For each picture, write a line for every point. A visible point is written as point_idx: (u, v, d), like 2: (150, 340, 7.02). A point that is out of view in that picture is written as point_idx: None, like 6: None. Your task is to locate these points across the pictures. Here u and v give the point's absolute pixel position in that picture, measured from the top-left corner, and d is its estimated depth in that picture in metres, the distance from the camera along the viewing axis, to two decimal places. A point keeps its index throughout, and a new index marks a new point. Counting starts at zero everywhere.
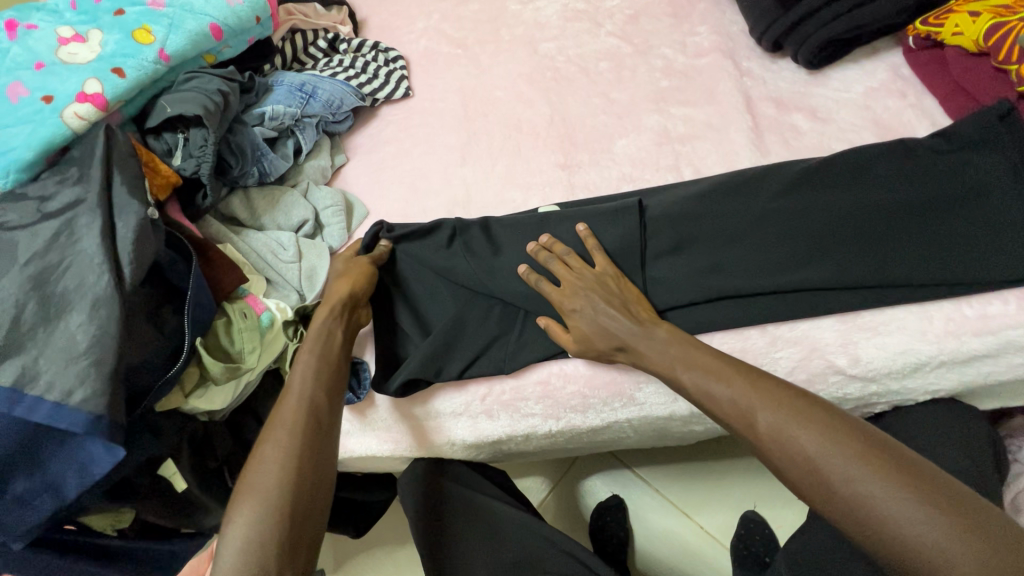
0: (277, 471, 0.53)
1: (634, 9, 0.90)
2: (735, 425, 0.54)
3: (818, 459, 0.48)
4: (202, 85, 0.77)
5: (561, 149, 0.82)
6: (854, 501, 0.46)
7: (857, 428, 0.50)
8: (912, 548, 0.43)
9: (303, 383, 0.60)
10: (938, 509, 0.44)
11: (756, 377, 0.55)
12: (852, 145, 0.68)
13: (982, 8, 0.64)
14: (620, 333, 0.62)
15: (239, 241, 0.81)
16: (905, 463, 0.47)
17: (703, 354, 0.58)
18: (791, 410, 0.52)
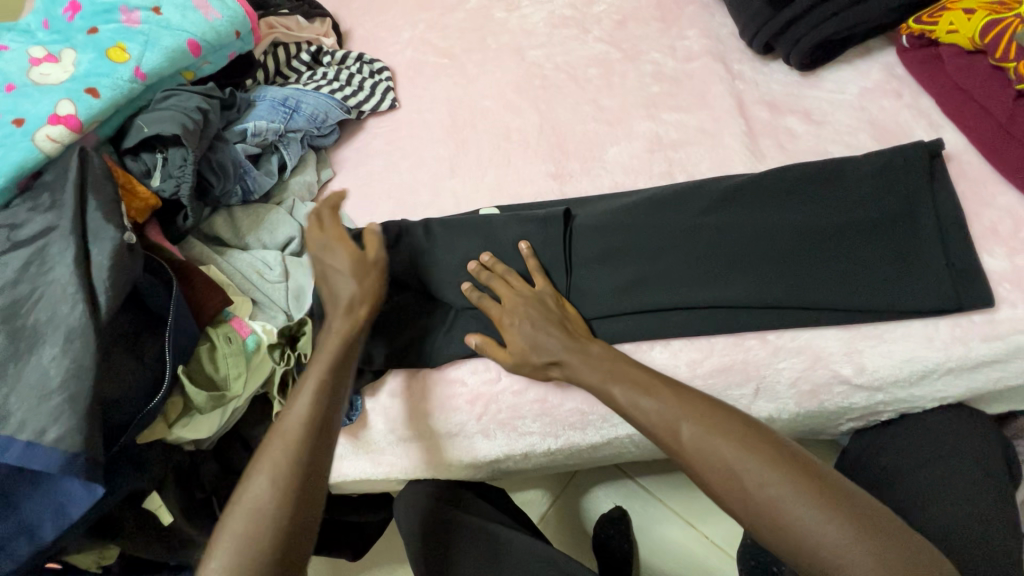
0: (267, 500, 0.52)
1: (622, 13, 0.89)
2: (659, 436, 0.54)
3: (734, 467, 0.50)
4: (181, 103, 0.75)
5: (551, 159, 0.80)
6: (763, 506, 0.48)
7: (771, 437, 0.52)
8: (815, 551, 0.46)
9: (308, 398, 0.57)
10: (843, 517, 0.46)
11: (681, 390, 0.56)
12: (849, 148, 0.66)
13: (977, 4, 0.62)
14: (555, 351, 0.62)
15: (222, 262, 0.79)
16: (816, 473, 0.49)
17: (634, 368, 0.59)
18: (712, 421, 0.53)
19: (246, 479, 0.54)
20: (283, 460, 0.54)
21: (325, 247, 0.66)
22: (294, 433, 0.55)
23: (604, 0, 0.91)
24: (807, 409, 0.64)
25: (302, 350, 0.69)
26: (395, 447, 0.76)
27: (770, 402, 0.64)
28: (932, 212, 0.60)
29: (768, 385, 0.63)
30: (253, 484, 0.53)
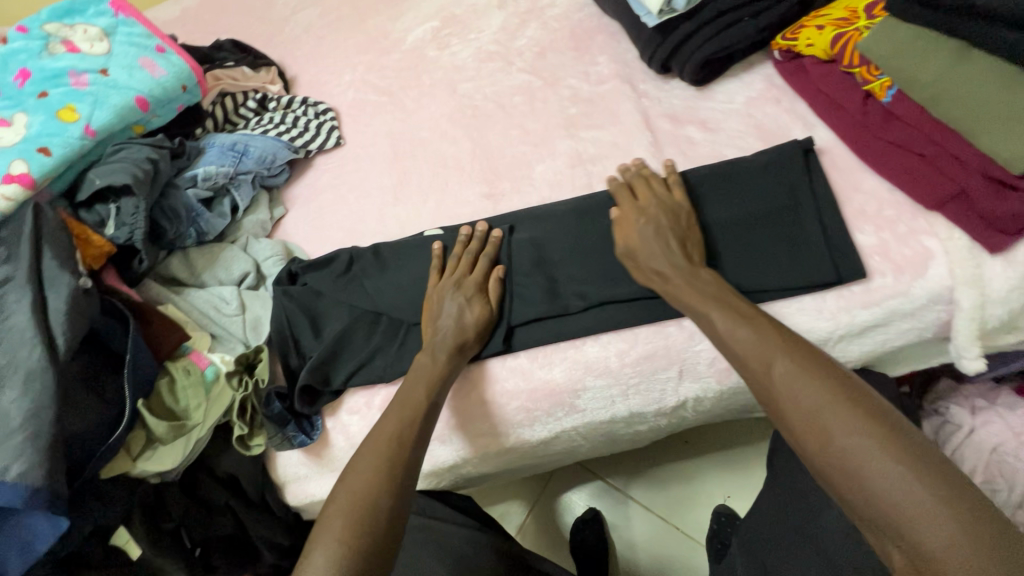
0: (372, 491, 0.59)
1: (540, 45, 0.98)
2: (751, 368, 0.57)
3: (821, 409, 0.52)
4: (131, 155, 0.80)
5: (485, 181, 0.87)
6: (838, 452, 0.50)
7: (865, 392, 0.53)
8: (884, 503, 0.47)
9: (413, 409, 0.66)
10: (922, 476, 0.46)
11: (789, 335, 0.58)
12: (739, 150, 0.75)
13: (826, 22, 0.71)
14: (664, 258, 0.66)
15: (180, 300, 0.83)
16: (903, 430, 0.49)
17: (740, 303, 0.61)
18: (803, 365, 0.55)
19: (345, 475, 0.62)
20: (390, 464, 0.61)
21: (460, 285, 0.73)
22: (399, 439, 0.64)
23: (524, 34, 1.00)
24: (727, 386, 0.71)
25: (260, 377, 0.75)
26: None
27: (693, 382, 0.71)
28: (814, 199, 0.67)
29: (690, 366, 0.70)
30: (359, 482, 0.60)
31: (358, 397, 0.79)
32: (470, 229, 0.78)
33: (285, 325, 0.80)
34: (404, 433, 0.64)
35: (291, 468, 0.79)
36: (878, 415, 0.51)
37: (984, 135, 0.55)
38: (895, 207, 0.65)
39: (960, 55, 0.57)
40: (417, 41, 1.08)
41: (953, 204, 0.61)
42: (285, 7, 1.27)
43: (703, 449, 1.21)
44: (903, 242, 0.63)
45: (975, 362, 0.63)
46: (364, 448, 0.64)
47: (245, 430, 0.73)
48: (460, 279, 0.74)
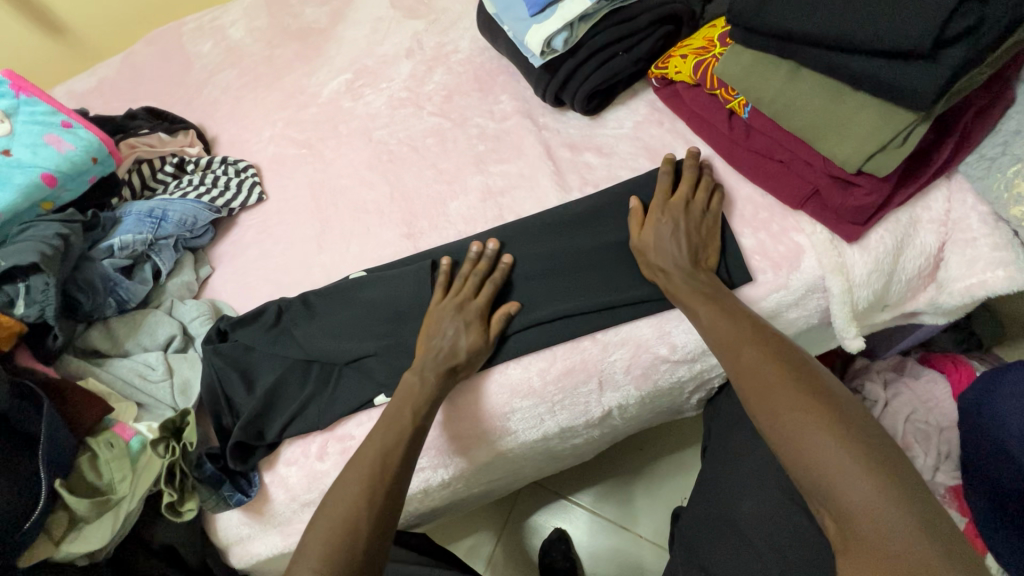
0: (354, 520, 0.60)
1: (448, 89, 1.03)
2: (722, 351, 0.61)
3: (774, 389, 0.54)
4: (38, 233, 0.79)
5: (404, 221, 0.91)
6: (784, 428, 0.52)
7: (821, 377, 0.55)
8: (821, 474, 0.49)
9: (398, 431, 0.66)
10: (859, 452, 0.48)
11: (760, 325, 0.61)
12: (631, 171, 0.81)
13: (688, 51, 0.79)
14: (672, 259, 0.67)
15: (102, 372, 0.82)
16: (851, 414, 0.51)
17: (725, 296, 0.64)
18: (765, 349, 0.58)
19: (329, 498, 0.63)
20: (376, 488, 0.62)
21: (462, 308, 0.73)
22: (384, 460, 0.64)
23: (432, 80, 1.06)
24: (647, 390, 0.76)
25: (187, 440, 0.73)
26: (301, 513, 0.79)
27: (615, 391, 0.75)
28: None
29: (608, 376, 0.74)
30: (339, 506, 0.61)
31: (294, 448, 0.79)
32: (484, 248, 0.78)
33: (215, 385, 0.80)
34: (389, 458, 0.65)
35: (233, 529, 0.79)
36: (828, 397, 0.53)
37: (821, 142, 0.62)
38: (769, 210, 0.71)
39: (793, 74, 0.65)
40: (332, 93, 1.12)
41: (812, 202, 0.68)
42: (201, 70, 1.29)
43: (657, 455, 1.25)
44: (777, 241, 0.69)
45: (855, 341, 0.69)
46: (348, 470, 0.65)
47: (175, 496, 0.71)
48: (461, 301, 0.74)
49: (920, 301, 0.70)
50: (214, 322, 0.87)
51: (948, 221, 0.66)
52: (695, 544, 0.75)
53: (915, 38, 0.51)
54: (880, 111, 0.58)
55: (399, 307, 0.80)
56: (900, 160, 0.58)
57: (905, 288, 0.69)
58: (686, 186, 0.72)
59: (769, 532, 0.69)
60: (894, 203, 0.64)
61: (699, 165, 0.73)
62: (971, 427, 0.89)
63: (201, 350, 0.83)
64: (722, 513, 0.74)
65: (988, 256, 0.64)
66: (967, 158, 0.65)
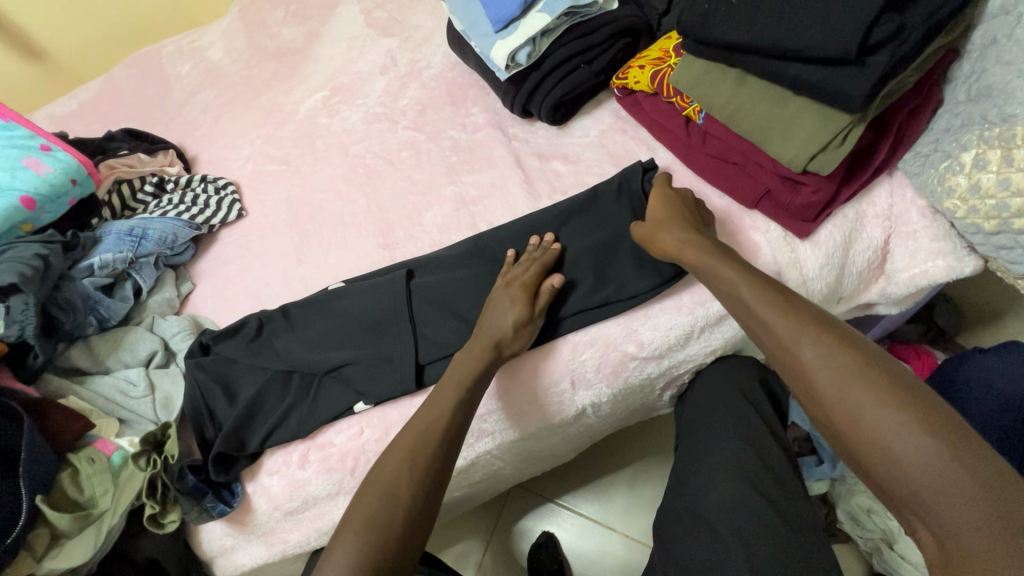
0: (397, 491, 0.60)
1: (421, 104, 1.06)
2: (778, 345, 0.56)
3: (850, 391, 0.50)
4: (18, 254, 0.81)
5: (380, 232, 0.93)
6: (871, 434, 0.48)
7: (894, 367, 0.51)
8: (921, 486, 0.45)
9: (442, 404, 0.67)
10: (960, 457, 0.44)
11: (815, 312, 0.56)
12: (597, 177, 0.84)
13: (646, 62, 0.83)
14: (675, 229, 0.69)
15: (84, 390, 0.83)
16: (940, 413, 0.47)
17: (764, 283, 0.59)
18: (832, 342, 0.53)
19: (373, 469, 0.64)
20: (425, 469, 0.62)
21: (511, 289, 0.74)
22: (424, 437, 0.64)
23: (406, 95, 1.09)
24: (618, 388, 0.78)
25: (169, 452, 0.75)
26: (284, 522, 0.80)
27: (587, 390, 0.77)
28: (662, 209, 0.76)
29: (580, 376, 0.76)
30: (383, 488, 0.61)
31: (275, 458, 0.80)
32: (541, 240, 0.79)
33: (197, 400, 0.81)
34: (431, 429, 0.65)
35: (217, 541, 0.80)
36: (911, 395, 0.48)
37: (767, 145, 0.66)
38: (726, 210, 0.75)
39: (739, 81, 0.68)
40: (309, 111, 1.15)
41: (765, 202, 0.72)
42: (181, 91, 1.31)
43: (640, 454, 1.27)
44: (734, 239, 0.73)
45: None
46: (394, 452, 0.64)
47: (157, 508, 0.72)
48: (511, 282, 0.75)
49: (872, 293, 0.73)
50: (196, 338, 0.88)
51: (891, 216, 0.70)
52: (668, 537, 0.78)
53: (843, 45, 0.55)
54: (820, 113, 0.62)
55: (376, 316, 0.82)
56: (841, 159, 0.62)
57: (857, 281, 0.72)
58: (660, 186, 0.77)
59: (737, 522, 0.72)
60: (841, 199, 0.68)
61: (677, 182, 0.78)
62: None
63: (184, 364, 0.84)
64: (692, 506, 0.77)
65: (929, 247, 0.67)
66: (905, 156, 0.69)
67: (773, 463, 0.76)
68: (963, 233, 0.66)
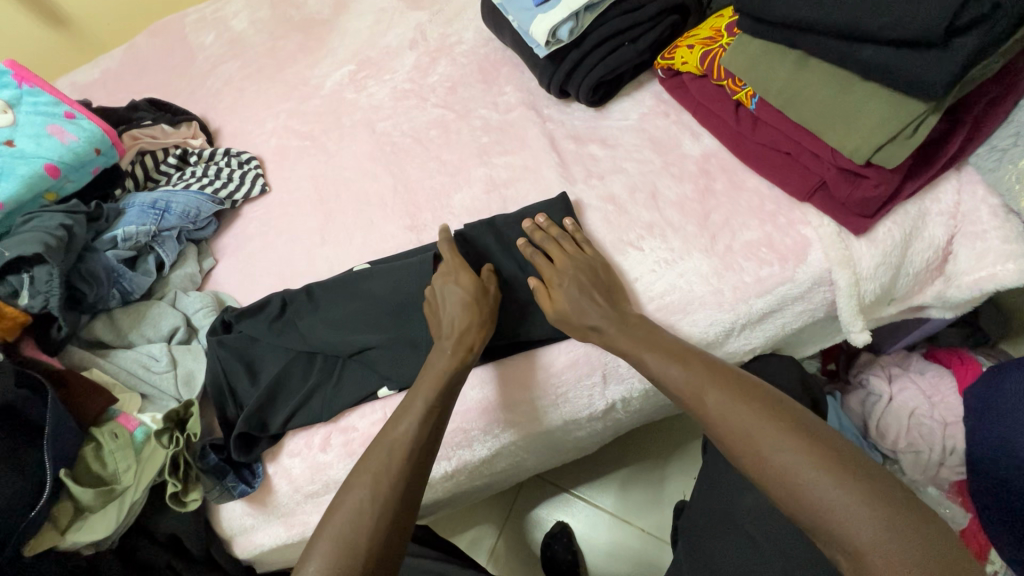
0: (364, 511, 0.59)
1: (451, 81, 1.02)
2: (686, 401, 0.60)
3: (754, 435, 0.54)
4: (42, 223, 0.79)
5: (407, 213, 0.91)
6: (778, 472, 0.52)
7: (784, 405, 0.56)
8: (827, 517, 0.48)
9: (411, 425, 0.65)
10: (849, 484, 0.49)
11: (710, 363, 0.61)
12: (636, 162, 0.80)
13: (694, 41, 0.79)
14: (595, 314, 0.67)
15: (106, 363, 0.82)
16: (832, 446, 0.52)
17: (666, 339, 0.64)
18: (730, 391, 0.58)
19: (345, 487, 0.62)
20: (368, 488, 0.61)
21: (445, 272, 0.74)
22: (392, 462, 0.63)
23: (436, 72, 1.05)
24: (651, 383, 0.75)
25: (191, 430, 0.75)
26: (305, 504, 0.79)
27: (618, 384, 0.75)
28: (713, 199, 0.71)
29: (611, 370, 0.74)
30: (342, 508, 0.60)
31: (298, 439, 0.79)
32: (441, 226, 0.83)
33: (220, 379, 0.80)
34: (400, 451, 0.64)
35: (237, 520, 0.79)
36: (804, 431, 0.53)
37: (828, 134, 0.62)
38: (775, 202, 0.71)
39: (800, 63, 0.64)
40: (335, 85, 1.11)
41: (819, 194, 0.68)
42: (204, 61, 1.28)
43: (660, 449, 1.25)
44: (784, 233, 0.69)
45: (862, 334, 0.68)
46: (361, 467, 0.63)
47: (179, 487, 0.72)
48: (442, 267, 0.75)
49: (927, 295, 0.70)
50: (219, 313, 0.87)
51: (957, 214, 0.65)
52: (698, 538, 0.76)
53: (927, 26, 0.50)
54: (891, 101, 0.57)
55: (401, 299, 0.80)
56: (910, 151, 0.57)
57: (913, 282, 0.68)
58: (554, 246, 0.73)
59: (773, 528, 0.69)
60: (903, 194, 0.63)
61: (547, 231, 0.75)
62: (978, 424, 0.89)
63: (206, 342, 0.83)
64: (721, 508, 0.75)
65: (998, 249, 0.63)
66: (978, 150, 0.64)
67: None
68: None
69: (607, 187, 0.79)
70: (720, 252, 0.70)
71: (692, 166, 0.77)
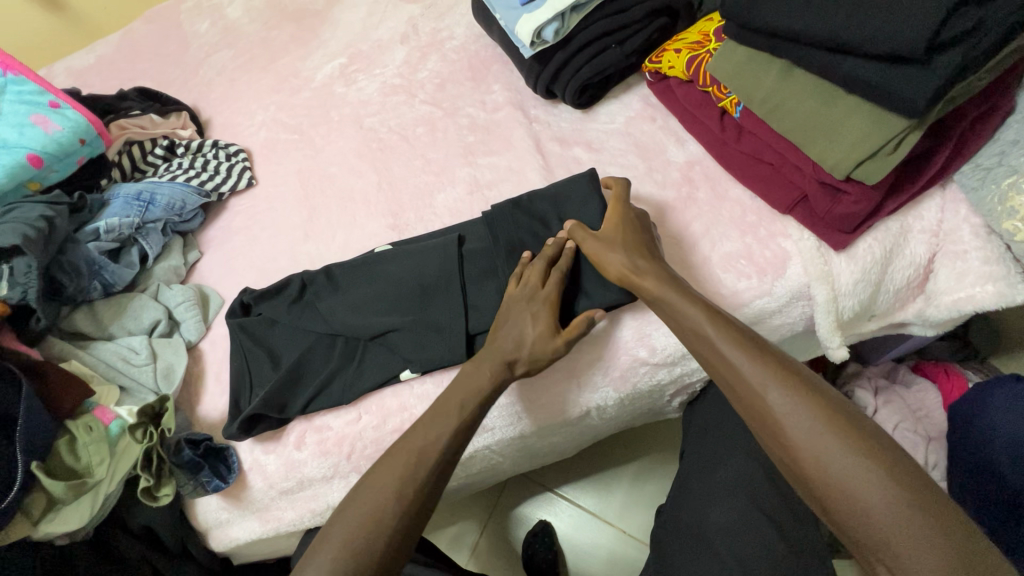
0: (383, 510, 0.59)
1: (440, 77, 1.01)
2: (744, 391, 0.56)
3: (818, 438, 0.51)
4: (23, 214, 0.79)
5: (390, 212, 0.90)
6: (837, 480, 0.49)
7: (853, 412, 0.53)
8: (883, 534, 0.47)
9: (440, 428, 0.64)
10: (911, 504, 0.47)
11: (778, 355, 0.57)
12: (620, 168, 0.79)
13: (682, 45, 0.77)
14: (623, 257, 0.66)
15: (86, 355, 0.82)
16: (899, 461, 0.49)
17: (730, 323, 0.59)
18: (795, 387, 0.54)
19: (365, 480, 0.63)
20: (388, 484, 0.60)
21: (531, 302, 0.69)
22: (418, 463, 0.62)
23: (426, 67, 1.04)
24: (626, 392, 0.75)
25: (166, 425, 0.75)
26: (279, 501, 0.80)
27: (593, 392, 0.74)
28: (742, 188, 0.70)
29: (586, 377, 0.74)
30: (376, 498, 0.60)
31: (273, 437, 0.79)
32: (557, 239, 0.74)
33: (246, 359, 0.82)
34: (426, 453, 0.63)
35: (212, 513, 0.80)
36: (871, 441, 0.50)
37: (808, 147, 0.61)
38: (756, 213, 0.70)
39: (785, 73, 0.62)
40: (325, 78, 1.10)
41: (800, 208, 0.67)
42: (197, 49, 1.27)
43: (644, 452, 1.25)
44: (763, 246, 0.68)
45: (839, 350, 0.68)
46: (385, 460, 0.63)
47: (151, 482, 0.71)
48: (533, 294, 0.70)
49: (908, 312, 0.68)
50: (239, 293, 0.88)
51: (939, 231, 0.64)
52: (667, 548, 0.76)
53: (908, 40, 0.49)
54: (873, 116, 0.56)
55: (421, 282, 0.78)
56: (891, 168, 0.56)
57: (894, 299, 0.67)
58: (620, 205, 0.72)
59: (737, 541, 0.70)
60: (885, 210, 0.62)
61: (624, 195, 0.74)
62: (958, 441, 0.88)
63: (226, 323, 0.84)
64: (691, 521, 0.74)
65: (978, 270, 0.62)
66: (962, 167, 0.63)
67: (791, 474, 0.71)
68: (1019, 256, 0.60)
69: None
70: (698, 263, 0.69)
71: (675, 174, 0.76)
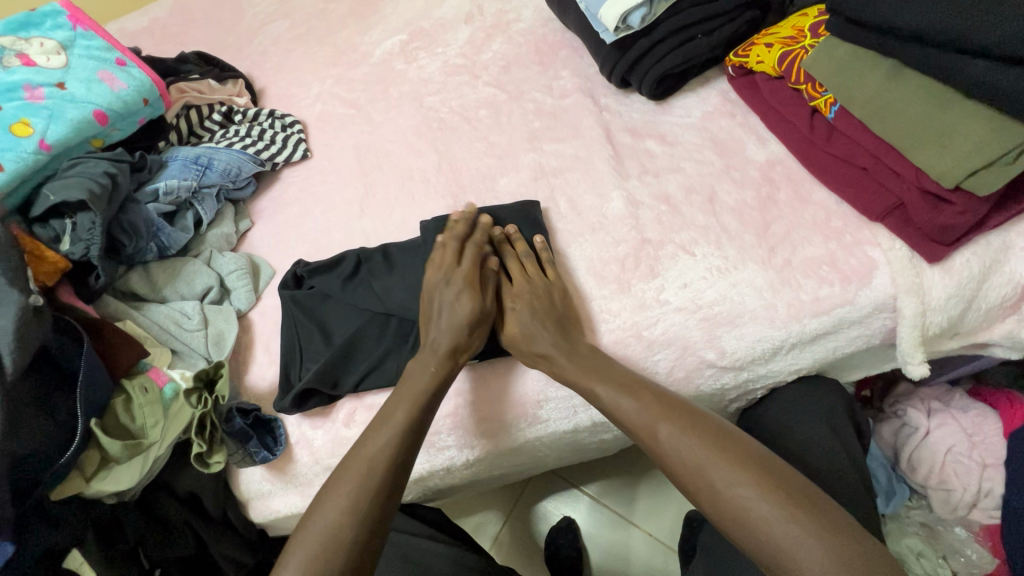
0: (346, 512, 0.58)
1: (505, 60, 0.99)
2: (639, 436, 0.60)
3: (703, 466, 0.55)
4: (87, 170, 0.79)
5: (449, 193, 0.88)
6: (727, 504, 0.53)
7: (735, 438, 0.57)
8: (776, 549, 0.50)
9: (394, 422, 0.64)
10: (791, 512, 0.50)
11: (661, 395, 0.61)
12: (696, 163, 0.76)
13: (774, 40, 0.74)
14: (546, 340, 0.66)
15: (139, 316, 0.81)
16: (779, 475, 0.53)
17: (616, 369, 0.64)
18: (678, 422, 0.58)
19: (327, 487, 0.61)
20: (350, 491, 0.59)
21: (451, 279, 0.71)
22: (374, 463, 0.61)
23: (490, 49, 1.02)
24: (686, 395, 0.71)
25: (220, 393, 0.74)
26: (323, 476, 0.79)
27: None
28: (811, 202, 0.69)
29: None
30: (342, 500, 0.59)
31: (322, 412, 0.78)
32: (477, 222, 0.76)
33: (297, 334, 0.80)
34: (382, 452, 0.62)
35: (255, 484, 0.79)
36: (752, 462, 0.54)
37: (914, 153, 0.59)
38: (842, 219, 0.67)
39: (894, 73, 0.61)
40: (385, 54, 1.08)
41: (894, 216, 0.64)
42: (254, 18, 1.26)
43: None
44: (849, 253, 0.65)
45: (919, 367, 0.65)
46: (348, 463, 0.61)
47: (204, 448, 0.71)
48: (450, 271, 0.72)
49: (994, 333, 0.66)
50: (291, 265, 0.86)
51: None
52: (718, 557, 0.73)
53: None
54: (992, 124, 0.54)
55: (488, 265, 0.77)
56: (1006, 179, 0.54)
57: (983, 317, 0.65)
58: (519, 265, 0.73)
59: None
60: (986, 225, 0.60)
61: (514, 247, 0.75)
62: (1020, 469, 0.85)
63: (279, 294, 0.82)
64: None
65: None
66: None
67: (859, 490, 0.68)
68: None
69: (662, 186, 0.76)
70: (777, 266, 0.67)
71: (755, 172, 0.74)
